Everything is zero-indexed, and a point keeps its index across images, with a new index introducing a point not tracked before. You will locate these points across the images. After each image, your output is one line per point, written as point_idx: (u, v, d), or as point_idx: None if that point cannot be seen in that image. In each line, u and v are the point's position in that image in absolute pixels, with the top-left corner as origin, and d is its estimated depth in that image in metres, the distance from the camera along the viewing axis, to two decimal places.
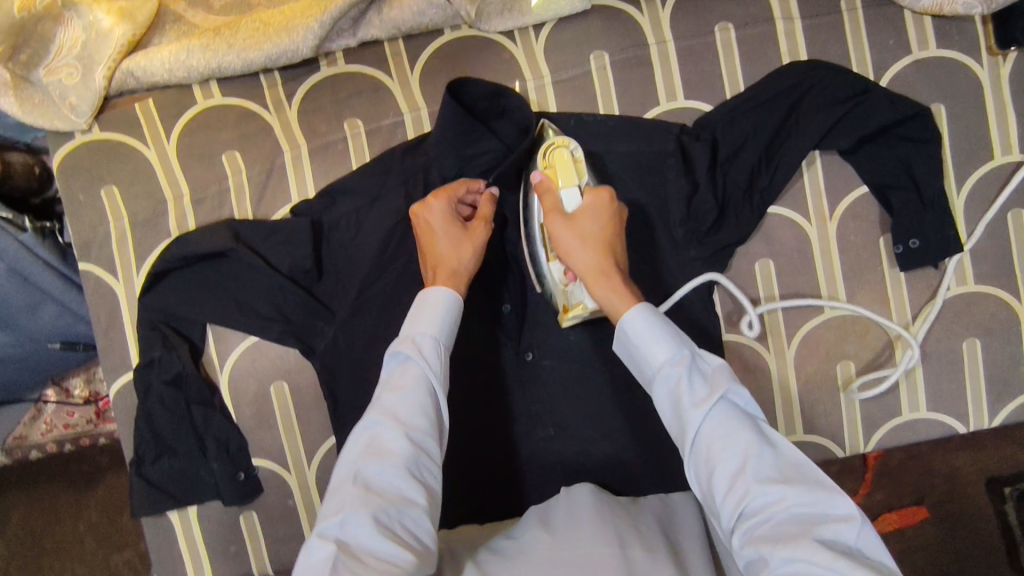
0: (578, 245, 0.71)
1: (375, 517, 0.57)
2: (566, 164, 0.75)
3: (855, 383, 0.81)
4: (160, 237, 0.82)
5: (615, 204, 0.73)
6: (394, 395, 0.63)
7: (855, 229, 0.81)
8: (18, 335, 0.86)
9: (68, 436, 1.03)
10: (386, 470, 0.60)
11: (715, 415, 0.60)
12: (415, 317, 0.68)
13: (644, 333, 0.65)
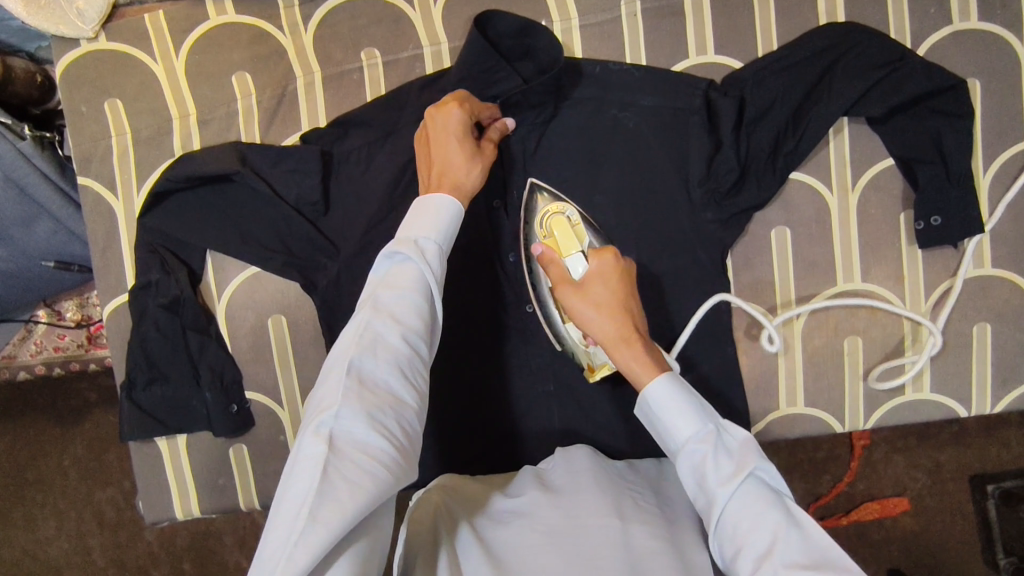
0: (595, 315, 0.63)
1: (369, 414, 0.50)
2: (565, 230, 0.71)
3: (877, 370, 0.80)
4: (163, 156, 0.80)
5: (621, 264, 0.65)
6: (390, 291, 0.57)
7: (877, 202, 0.79)
8: (12, 249, 0.84)
9: (57, 359, 1.01)
10: (380, 365, 0.53)
11: (742, 493, 0.54)
12: (414, 224, 0.62)
13: (665, 408, 0.58)
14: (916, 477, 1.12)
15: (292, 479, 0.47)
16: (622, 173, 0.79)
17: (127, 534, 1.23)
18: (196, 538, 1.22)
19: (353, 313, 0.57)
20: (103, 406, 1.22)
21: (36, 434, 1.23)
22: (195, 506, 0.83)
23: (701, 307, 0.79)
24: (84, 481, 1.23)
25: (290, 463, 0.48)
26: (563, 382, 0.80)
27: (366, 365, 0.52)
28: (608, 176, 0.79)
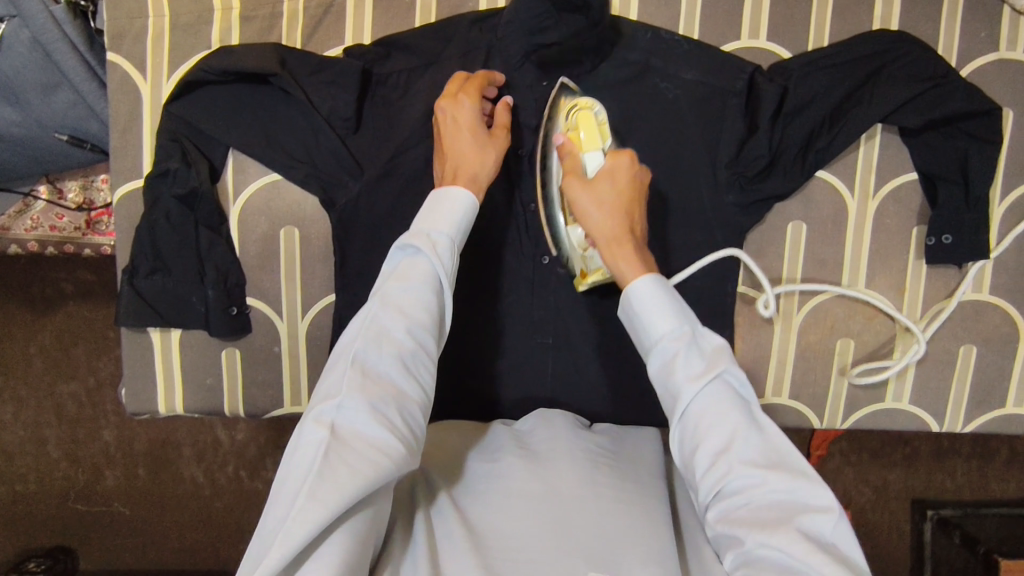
0: (594, 209, 0.69)
1: (371, 405, 0.53)
2: (590, 124, 0.73)
3: (854, 369, 0.82)
4: (199, 45, 0.78)
5: (634, 170, 0.71)
6: (399, 284, 0.60)
7: (893, 213, 0.81)
8: (26, 114, 0.82)
9: (53, 240, 0.96)
10: (383, 357, 0.56)
11: (707, 392, 0.62)
12: (430, 215, 0.64)
13: (648, 305, 0.65)
14: (862, 491, 1.20)
15: (294, 460, 0.52)
16: (655, 142, 0.79)
17: (84, 432, 1.22)
18: (153, 446, 1.22)
19: (364, 303, 0.60)
20: (78, 300, 1.19)
21: (7, 318, 1.20)
22: (180, 402, 0.83)
23: (708, 285, 0.80)
24: (48, 372, 1.21)
25: (294, 442, 0.53)
26: (562, 338, 0.82)
27: (369, 361, 0.56)
28: (641, 143, 0.79)
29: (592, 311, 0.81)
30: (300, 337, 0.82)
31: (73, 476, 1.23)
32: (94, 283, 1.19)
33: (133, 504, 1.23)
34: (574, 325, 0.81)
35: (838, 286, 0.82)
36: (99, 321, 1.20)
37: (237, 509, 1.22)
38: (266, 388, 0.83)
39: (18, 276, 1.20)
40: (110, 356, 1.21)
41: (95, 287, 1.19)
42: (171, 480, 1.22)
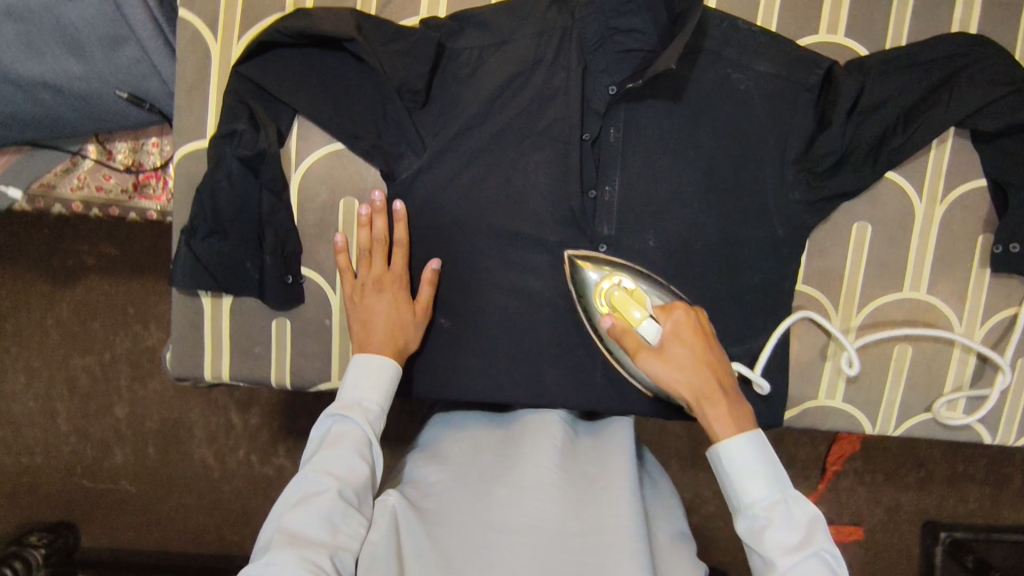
0: (674, 376, 0.65)
1: (300, 555, 0.58)
2: (630, 301, 0.70)
3: (940, 400, 0.82)
4: (273, 8, 0.76)
5: (692, 315, 0.67)
6: (330, 453, 0.65)
7: (959, 219, 0.81)
8: (89, 69, 0.80)
9: (98, 201, 0.95)
10: (313, 518, 0.61)
11: (802, 566, 0.59)
12: (358, 383, 0.70)
13: (740, 469, 0.62)
14: (873, 512, 1.18)
15: None
16: (726, 131, 0.78)
17: (96, 408, 1.20)
18: (165, 425, 1.20)
19: (300, 470, 0.66)
20: (99, 274, 1.17)
21: (27, 288, 1.18)
22: (227, 370, 0.82)
23: (767, 281, 0.80)
24: (66, 344, 1.19)
25: None
26: None
27: (302, 516, 0.61)
28: (710, 134, 0.78)
29: None
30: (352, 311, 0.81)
31: (80, 452, 1.20)
32: (117, 257, 1.17)
33: (140, 485, 1.20)
34: None
35: (905, 290, 0.82)
36: (120, 296, 1.18)
37: (246, 493, 1.20)
38: (312, 360, 0.82)
39: (39, 244, 1.17)
40: (129, 332, 1.18)
41: (117, 263, 1.17)
42: (180, 463, 1.20)
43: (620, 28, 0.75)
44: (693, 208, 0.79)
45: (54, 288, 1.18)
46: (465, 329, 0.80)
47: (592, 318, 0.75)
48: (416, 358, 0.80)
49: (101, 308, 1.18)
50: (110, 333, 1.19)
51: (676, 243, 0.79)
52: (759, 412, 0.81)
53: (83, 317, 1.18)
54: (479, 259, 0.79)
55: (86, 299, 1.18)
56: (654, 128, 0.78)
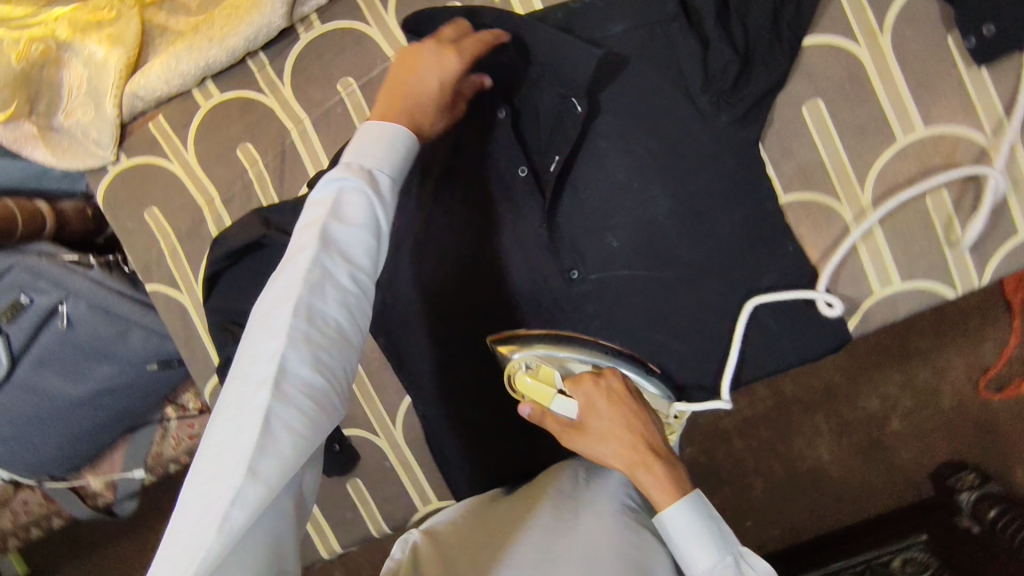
0: (600, 455, 0.62)
1: (314, 352, 0.49)
2: (539, 383, 0.67)
3: (960, 236, 0.71)
4: (205, 243, 0.85)
5: (601, 384, 0.65)
6: (343, 221, 0.55)
7: (914, 35, 0.70)
8: (119, 364, 0.92)
9: (196, 445, 1.11)
10: (344, 234, 0.55)
11: None
12: (368, 147, 0.60)
13: (688, 534, 0.57)
14: None
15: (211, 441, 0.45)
16: (619, 106, 0.75)
17: None
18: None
19: (295, 251, 0.53)
20: None
21: None
22: (334, 542, 0.89)
23: (746, 214, 0.74)
24: None
25: (214, 422, 0.46)
26: (629, 335, 0.78)
27: (316, 295, 0.51)
28: (609, 118, 0.75)
29: (643, 295, 0.77)
30: (402, 445, 0.85)
31: None
32: None
33: None
34: (633, 318, 0.78)
35: (896, 139, 0.71)
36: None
37: None
38: (397, 499, 0.87)
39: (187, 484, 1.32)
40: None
41: None
42: None
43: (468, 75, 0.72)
44: (632, 190, 0.76)
45: None
46: (498, 410, 0.81)
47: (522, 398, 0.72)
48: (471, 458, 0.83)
49: None
50: None
51: (636, 231, 0.76)
52: (814, 337, 0.75)
53: None
54: (474, 346, 0.80)
55: None
56: (557, 136, 0.73)
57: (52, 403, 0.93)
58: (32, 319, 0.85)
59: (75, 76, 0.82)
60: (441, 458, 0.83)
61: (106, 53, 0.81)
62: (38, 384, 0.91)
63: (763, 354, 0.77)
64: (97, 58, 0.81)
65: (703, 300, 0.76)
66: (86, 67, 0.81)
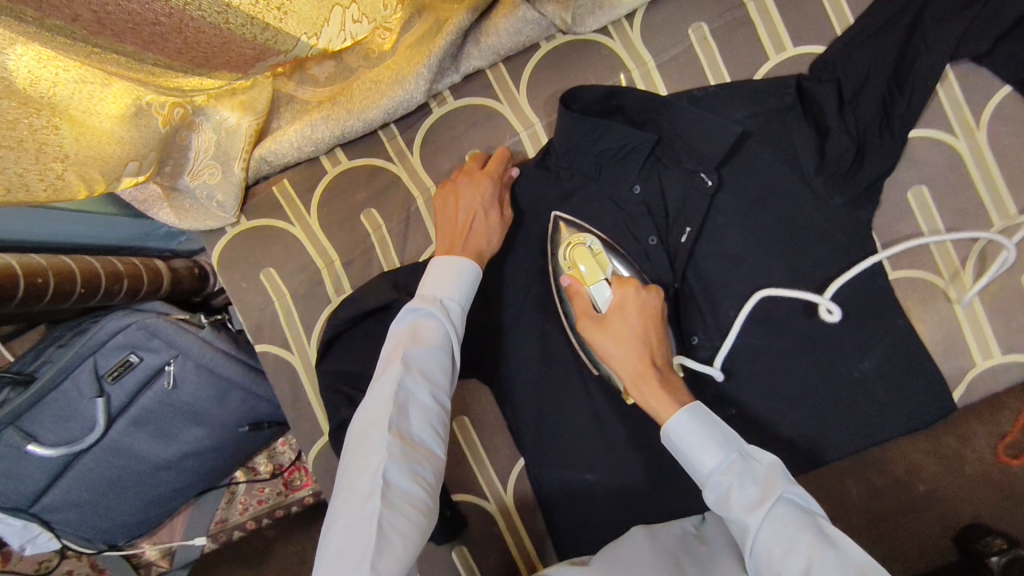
0: (613, 348, 0.70)
1: (409, 467, 0.62)
2: (588, 259, 0.74)
3: (954, 292, 0.79)
4: (321, 304, 0.86)
5: (643, 296, 0.71)
6: (422, 348, 0.68)
7: (1007, 131, 0.78)
8: (213, 426, 0.91)
9: (263, 511, 1.07)
10: (427, 358, 0.67)
11: (773, 519, 0.59)
12: (437, 280, 0.72)
13: (692, 439, 0.64)
14: None
15: (334, 540, 0.59)
16: (738, 186, 0.79)
17: None
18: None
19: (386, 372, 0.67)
20: None
21: None
22: None
23: (858, 288, 0.79)
24: None
25: (334, 521, 0.60)
26: (746, 406, 0.80)
27: (404, 418, 0.64)
28: (728, 196, 0.79)
29: (760, 362, 0.80)
30: (512, 508, 0.86)
31: None
32: None
33: None
34: (751, 385, 0.80)
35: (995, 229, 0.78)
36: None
37: None
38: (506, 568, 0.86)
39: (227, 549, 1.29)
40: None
41: None
42: None
43: (606, 145, 0.79)
44: (752, 263, 0.79)
45: None
46: (613, 474, 0.82)
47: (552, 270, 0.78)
48: (586, 522, 0.83)
49: None
50: None
51: (755, 300, 0.79)
52: (927, 407, 0.79)
53: None
54: (594, 410, 0.82)
55: None
56: (686, 208, 0.79)
57: (137, 464, 0.91)
58: (136, 379, 0.84)
59: (204, 140, 0.80)
60: (555, 521, 0.84)
61: (238, 119, 0.79)
62: (127, 445, 0.89)
63: (884, 426, 0.79)
64: (229, 123, 0.80)
65: (822, 369, 0.79)
66: (216, 132, 0.80)
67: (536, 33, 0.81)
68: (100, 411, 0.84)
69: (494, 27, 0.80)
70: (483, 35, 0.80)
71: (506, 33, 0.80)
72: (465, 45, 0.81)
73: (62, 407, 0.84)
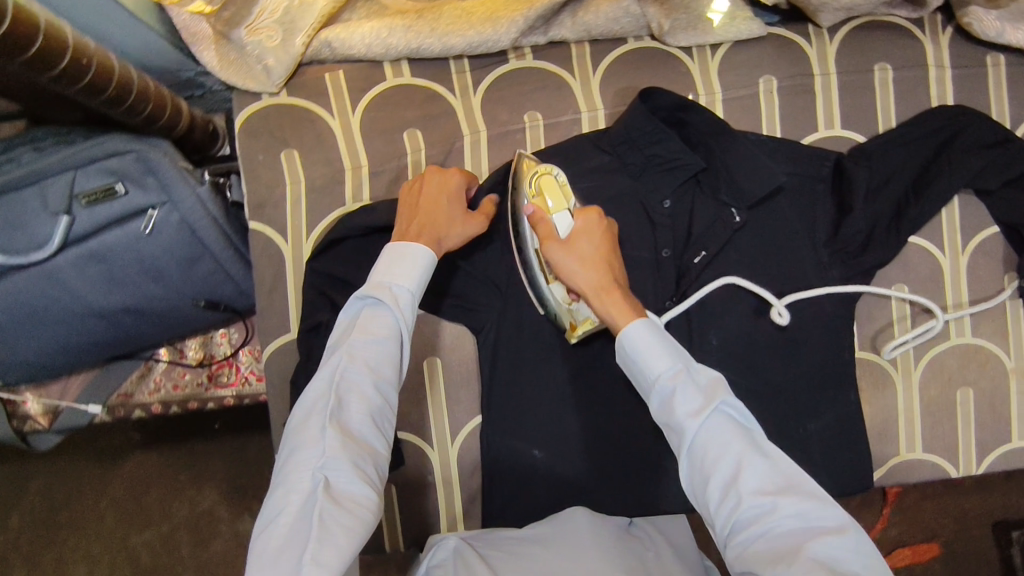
0: (578, 268, 0.71)
1: (350, 458, 0.59)
2: (554, 189, 0.74)
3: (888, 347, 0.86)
4: (334, 203, 0.83)
5: (604, 222, 0.74)
6: (365, 337, 0.65)
7: (983, 264, 0.89)
8: (167, 289, 0.85)
9: (176, 398, 0.98)
10: (369, 347, 0.65)
11: (712, 426, 0.61)
12: (387, 268, 0.69)
13: (644, 349, 0.65)
14: (944, 524, 1.18)
15: (268, 538, 0.56)
16: (761, 232, 0.84)
17: None
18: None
19: (329, 364, 0.64)
20: (148, 447, 1.23)
21: (90, 488, 1.23)
22: None
23: (829, 356, 0.85)
24: (120, 524, 1.22)
25: (271, 519, 0.57)
26: None
27: (341, 410, 0.61)
28: (746, 238, 0.84)
29: (728, 394, 0.84)
30: (453, 462, 0.86)
31: None
32: (160, 427, 1.23)
33: None
34: None
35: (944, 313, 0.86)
36: (170, 465, 1.23)
37: None
38: (421, 518, 0.86)
39: (91, 435, 1.24)
40: (183, 499, 1.22)
41: (163, 432, 1.23)
42: None
43: (660, 151, 0.82)
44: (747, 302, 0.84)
45: (110, 473, 1.23)
46: (561, 458, 0.83)
47: (515, 202, 0.76)
48: (521, 496, 0.84)
49: (148, 498, 1.22)
50: (158, 507, 1.22)
51: (740, 337, 0.84)
52: (852, 481, 0.85)
53: (131, 506, 1.22)
54: (564, 391, 0.83)
55: (133, 480, 1.23)
56: (708, 235, 0.83)
57: (70, 303, 0.83)
58: (111, 212, 0.77)
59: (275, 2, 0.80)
60: (488, 487, 0.84)
61: None
62: (69, 279, 0.81)
63: (813, 485, 0.85)
64: None
65: (776, 419, 0.84)
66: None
67: (629, 27, 0.85)
68: (58, 232, 0.76)
69: (595, 7, 0.83)
70: (582, 11, 0.83)
71: (604, 17, 0.84)
72: (561, 13, 0.84)
73: (16, 210, 0.76)
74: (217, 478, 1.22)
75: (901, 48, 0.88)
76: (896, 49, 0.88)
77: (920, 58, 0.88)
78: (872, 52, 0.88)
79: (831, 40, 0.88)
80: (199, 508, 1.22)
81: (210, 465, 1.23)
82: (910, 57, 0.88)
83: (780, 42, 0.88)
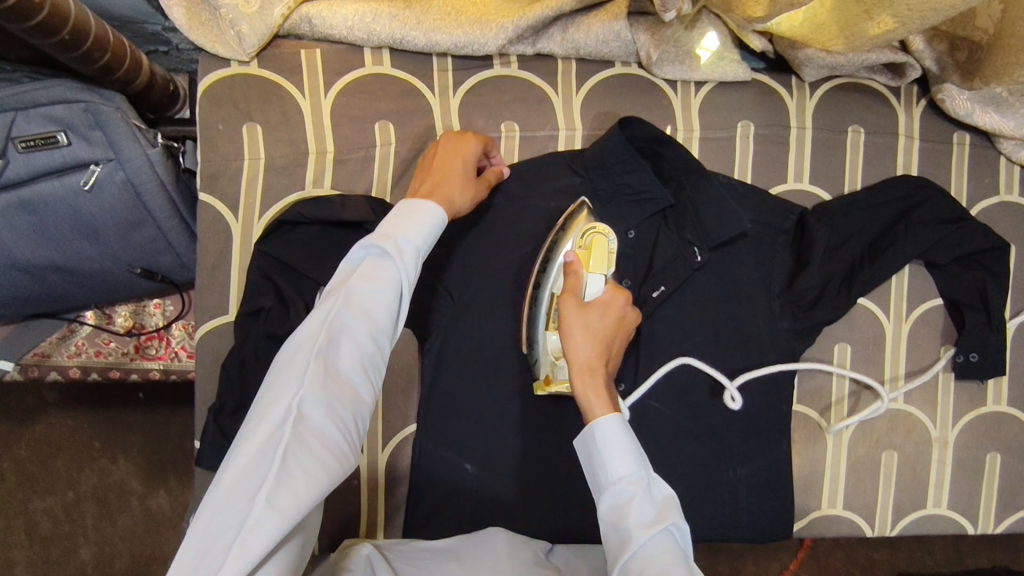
0: (578, 330, 0.67)
1: (327, 405, 0.53)
2: (601, 255, 0.74)
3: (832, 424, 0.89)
4: (292, 186, 0.80)
5: (627, 310, 0.70)
6: (366, 283, 0.59)
7: (924, 333, 0.91)
8: (102, 251, 0.80)
9: (97, 365, 0.92)
10: (367, 295, 0.59)
11: (658, 541, 0.58)
12: (401, 218, 0.64)
13: (612, 445, 0.62)
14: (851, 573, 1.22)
15: (228, 469, 0.50)
16: (718, 275, 0.84)
17: (60, 551, 1.15)
18: (139, 562, 1.17)
19: (324, 304, 0.58)
20: (62, 409, 1.16)
21: None
22: None
23: (767, 405, 0.87)
24: (23, 487, 1.15)
25: (235, 449, 0.51)
26: None
27: (329, 353, 0.56)
28: (704, 279, 0.84)
29: (665, 430, 0.84)
30: (381, 467, 0.84)
31: None
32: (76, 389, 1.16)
33: None
34: (647, 445, 0.84)
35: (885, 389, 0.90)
36: (83, 431, 1.16)
37: None
38: (340, 520, 0.83)
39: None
40: (95, 467, 1.16)
41: (81, 394, 1.16)
42: None
43: (630, 181, 0.81)
44: (694, 341, 0.84)
45: (17, 432, 1.15)
46: (492, 475, 0.82)
47: (554, 246, 0.77)
48: (446, 510, 0.82)
49: (58, 463, 1.16)
50: (66, 473, 1.16)
51: (684, 376, 0.85)
52: (773, 530, 0.87)
53: (37, 469, 1.16)
54: (505, 409, 0.82)
55: (42, 441, 1.16)
56: (667, 271, 0.82)
57: None
58: (50, 162, 0.73)
59: None
60: (414, 497, 0.82)
61: None
62: None
63: (735, 530, 0.86)
64: None
65: (708, 461, 0.85)
66: None
67: (618, 52, 0.84)
68: None
69: (587, 25, 0.82)
70: (573, 28, 0.82)
71: (594, 38, 0.82)
72: (552, 26, 0.82)
73: None
74: (134, 450, 1.16)
75: (877, 113, 0.90)
76: (871, 114, 0.90)
77: (892, 127, 0.90)
78: (848, 113, 0.89)
79: (811, 95, 0.89)
80: (111, 479, 1.16)
81: (125, 437, 1.16)
82: (883, 124, 0.90)
83: (762, 90, 0.88)
